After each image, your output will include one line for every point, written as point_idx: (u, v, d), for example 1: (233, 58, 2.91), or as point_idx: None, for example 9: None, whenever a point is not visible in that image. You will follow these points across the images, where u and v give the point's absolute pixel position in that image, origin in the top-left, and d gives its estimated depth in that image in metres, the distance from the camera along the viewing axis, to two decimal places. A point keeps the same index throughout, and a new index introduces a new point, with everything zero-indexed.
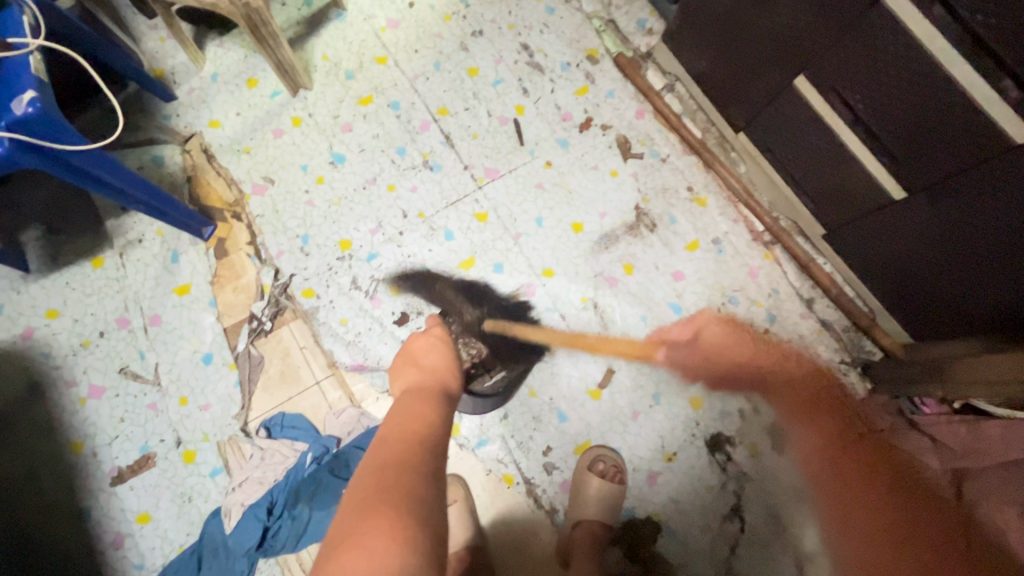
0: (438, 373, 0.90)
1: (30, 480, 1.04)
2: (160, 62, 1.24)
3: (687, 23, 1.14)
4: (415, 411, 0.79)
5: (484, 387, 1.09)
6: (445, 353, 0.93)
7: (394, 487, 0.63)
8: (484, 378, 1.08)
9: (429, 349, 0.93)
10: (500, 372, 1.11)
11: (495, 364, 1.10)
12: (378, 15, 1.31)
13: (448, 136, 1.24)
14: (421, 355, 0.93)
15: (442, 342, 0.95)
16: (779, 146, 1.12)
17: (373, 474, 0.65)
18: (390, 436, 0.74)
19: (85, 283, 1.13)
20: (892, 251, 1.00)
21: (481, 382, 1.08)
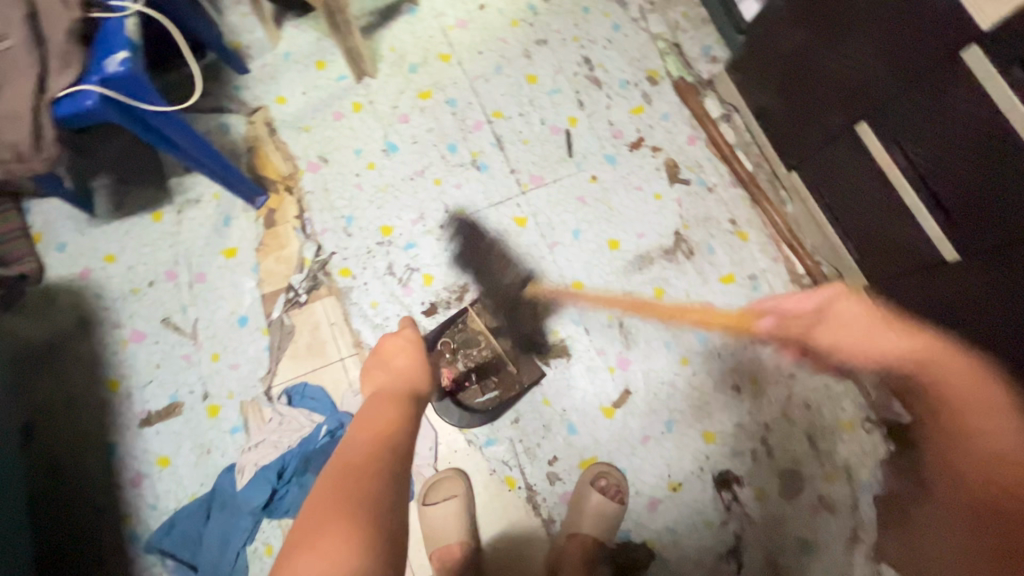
0: (410, 378, 0.84)
1: (67, 409, 1.11)
2: (239, 35, 1.31)
3: (754, 56, 1.13)
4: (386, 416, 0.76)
5: (473, 402, 1.10)
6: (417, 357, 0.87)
7: (353, 501, 0.63)
8: (474, 393, 1.10)
9: (398, 353, 0.87)
10: (494, 391, 1.11)
11: (490, 382, 1.10)
12: (448, 14, 1.34)
13: (499, 139, 1.27)
14: (391, 359, 0.87)
15: (413, 341, 0.89)
16: (831, 189, 1.10)
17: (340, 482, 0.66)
18: (352, 446, 0.71)
19: (143, 234, 1.20)
20: (945, 317, 0.93)
21: (471, 396, 1.10)
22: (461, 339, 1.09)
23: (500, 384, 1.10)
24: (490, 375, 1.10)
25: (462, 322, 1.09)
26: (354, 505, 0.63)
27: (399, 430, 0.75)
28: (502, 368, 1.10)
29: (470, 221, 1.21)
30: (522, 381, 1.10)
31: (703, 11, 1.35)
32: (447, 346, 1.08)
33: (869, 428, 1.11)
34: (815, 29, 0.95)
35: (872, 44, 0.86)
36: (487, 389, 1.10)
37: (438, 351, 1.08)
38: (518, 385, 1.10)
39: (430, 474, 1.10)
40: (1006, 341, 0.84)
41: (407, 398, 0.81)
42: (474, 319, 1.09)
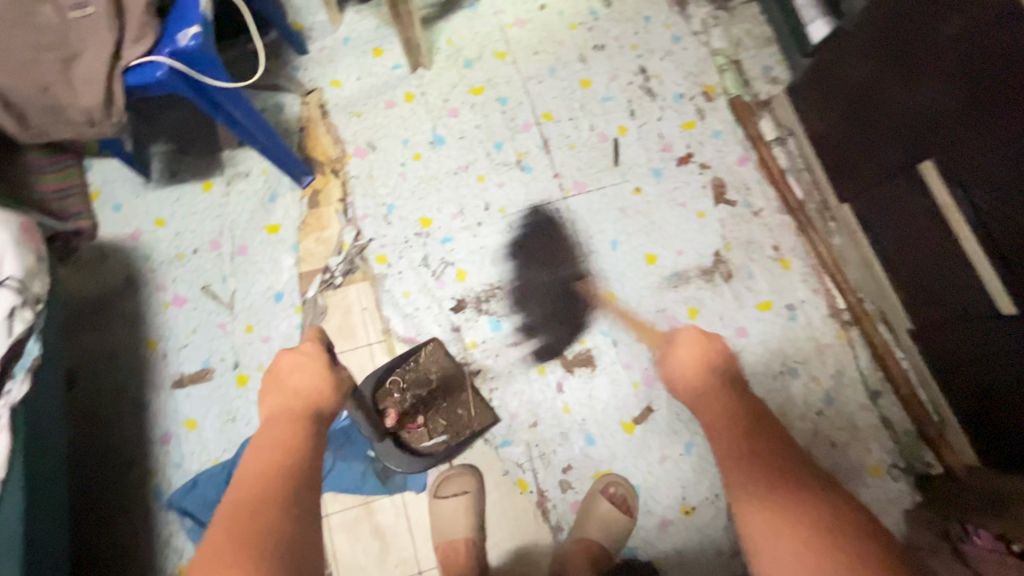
0: (311, 395, 0.75)
1: (107, 364, 1.15)
2: (302, 17, 1.33)
3: (818, 81, 1.10)
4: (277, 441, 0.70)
5: (419, 447, 1.09)
6: (324, 370, 0.76)
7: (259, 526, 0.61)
8: (421, 436, 1.09)
9: (299, 369, 0.76)
10: (442, 436, 1.10)
11: (440, 426, 1.11)
12: (508, 12, 1.34)
13: (546, 142, 1.26)
14: (285, 378, 0.76)
15: (314, 353, 0.77)
16: (884, 226, 1.07)
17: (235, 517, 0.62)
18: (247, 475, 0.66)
19: (192, 202, 1.24)
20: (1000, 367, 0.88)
21: (417, 438, 1.09)
22: (413, 378, 1.11)
23: (450, 428, 1.10)
24: (439, 418, 1.11)
25: (416, 360, 1.12)
26: (252, 539, 0.59)
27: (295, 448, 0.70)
28: (451, 412, 1.11)
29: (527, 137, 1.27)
30: (473, 427, 1.11)
31: (768, 29, 1.32)
32: (396, 383, 1.10)
33: (896, 475, 1.09)
34: (889, 58, 0.91)
35: (950, 79, 0.82)
36: (435, 432, 1.10)
37: (387, 387, 1.10)
38: (467, 430, 1.10)
39: (444, 466, 1.10)
40: None
41: (306, 415, 0.73)
42: (427, 359, 1.13)
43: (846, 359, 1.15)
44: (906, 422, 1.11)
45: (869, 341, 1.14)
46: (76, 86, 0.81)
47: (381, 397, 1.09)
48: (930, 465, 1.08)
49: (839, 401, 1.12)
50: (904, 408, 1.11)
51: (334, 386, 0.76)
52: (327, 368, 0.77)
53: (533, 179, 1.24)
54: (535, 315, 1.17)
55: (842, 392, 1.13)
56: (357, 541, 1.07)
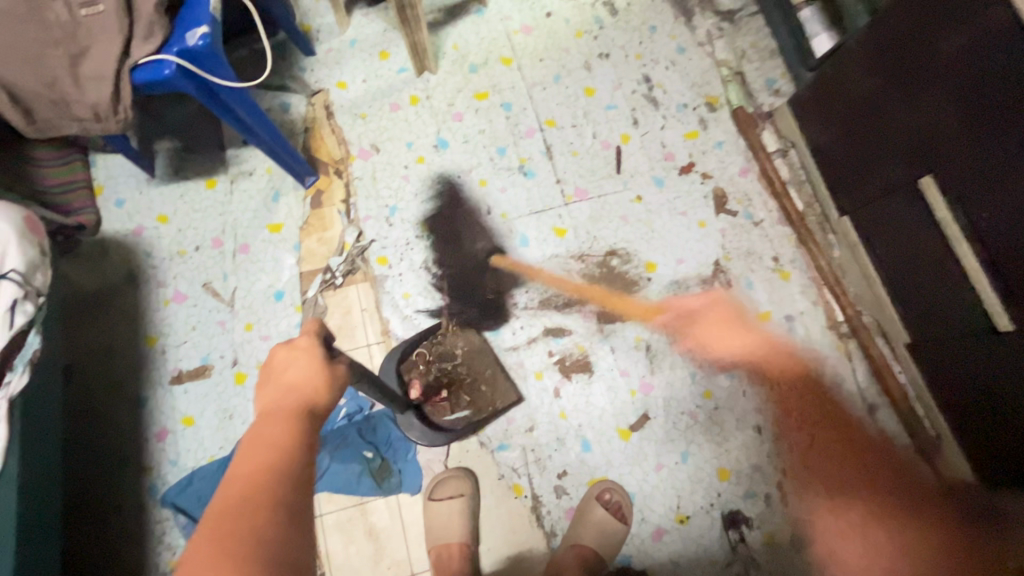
0: (309, 392, 0.68)
1: (107, 358, 1.15)
2: (309, 19, 1.34)
3: (821, 94, 1.11)
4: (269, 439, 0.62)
5: (441, 420, 1.09)
6: (325, 364, 0.70)
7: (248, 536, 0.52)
8: (444, 410, 1.10)
9: (297, 361, 0.69)
10: (465, 411, 1.10)
11: (463, 401, 1.11)
12: (514, 18, 1.35)
13: (550, 148, 1.27)
14: (281, 372, 0.69)
15: (313, 346, 0.71)
16: (882, 240, 1.07)
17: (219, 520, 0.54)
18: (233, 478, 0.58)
19: (196, 199, 1.24)
20: (1007, 386, 0.88)
21: (440, 412, 1.10)
22: (438, 352, 1.13)
23: (473, 404, 1.11)
24: (463, 393, 1.11)
25: (442, 335, 1.14)
26: (237, 546, 0.51)
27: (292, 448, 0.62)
28: (475, 388, 1.12)
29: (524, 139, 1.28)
30: (495, 404, 1.11)
31: (773, 42, 1.33)
32: (422, 355, 1.12)
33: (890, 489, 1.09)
34: (894, 73, 0.92)
35: (955, 96, 0.83)
36: (458, 408, 1.10)
37: (413, 360, 1.11)
38: (490, 406, 1.11)
39: (440, 469, 1.10)
40: None
41: (301, 413, 0.66)
42: (454, 334, 1.14)
43: (843, 371, 1.15)
44: (902, 436, 1.11)
45: (866, 354, 1.14)
46: (83, 82, 0.81)
47: (406, 369, 1.10)
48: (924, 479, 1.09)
49: (836, 414, 1.13)
50: (899, 422, 1.11)
51: (336, 383, 0.70)
52: (326, 363, 0.70)
53: (534, 184, 1.25)
54: (534, 320, 1.17)
55: (838, 405, 1.13)
56: (350, 542, 1.07)
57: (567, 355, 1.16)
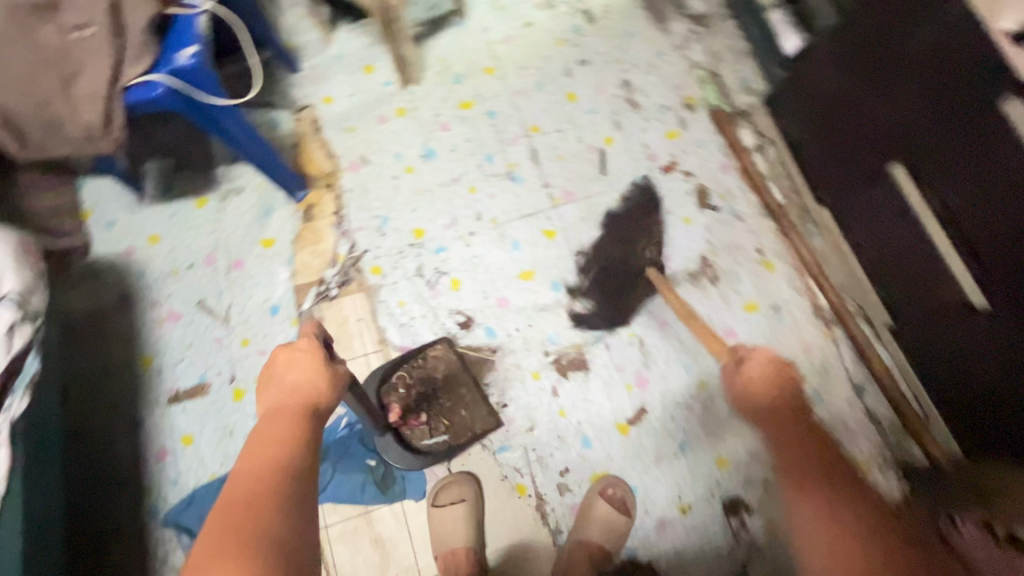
0: (309, 394, 0.73)
1: (102, 381, 1.15)
2: (294, 36, 1.36)
3: (793, 90, 1.15)
4: (275, 439, 0.71)
5: (420, 445, 1.11)
6: (320, 368, 0.73)
7: (251, 527, 0.63)
8: (422, 434, 1.11)
9: (295, 362, 0.73)
10: (442, 436, 1.11)
11: (441, 426, 1.12)
12: (495, 29, 1.39)
13: (536, 153, 1.30)
14: (285, 373, 0.73)
15: (312, 353, 0.73)
16: (860, 227, 1.11)
17: (234, 507, 0.65)
18: (248, 468, 0.69)
19: (186, 218, 1.25)
20: (988, 359, 0.92)
21: (418, 435, 1.11)
22: (419, 375, 1.14)
23: (451, 429, 1.12)
24: (442, 417, 1.12)
25: (424, 358, 1.15)
26: (243, 538, 0.62)
27: (289, 449, 0.71)
28: (453, 413, 1.12)
29: (515, 148, 1.30)
30: (473, 429, 1.12)
31: (745, 43, 1.38)
32: (402, 378, 1.14)
33: (883, 467, 1.12)
34: (860, 68, 0.96)
35: (919, 85, 0.87)
36: (436, 432, 1.11)
37: (393, 382, 1.14)
38: (468, 432, 1.12)
39: (443, 474, 1.11)
40: None
41: (302, 413, 0.73)
42: (435, 358, 1.15)
43: (831, 356, 1.19)
44: (891, 416, 1.14)
45: (852, 338, 1.18)
46: (76, 102, 0.82)
47: (385, 391, 1.13)
48: (915, 456, 1.12)
49: (826, 397, 1.16)
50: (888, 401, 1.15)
51: (334, 384, 0.74)
52: (325, 366, 0.73)
53: (522, 188, 1.28)
54: (531, 322, 1.19)
55: (828, 389, 1.17)
56: (357, 551, 1.07)
57: (563, 355, 1.18)
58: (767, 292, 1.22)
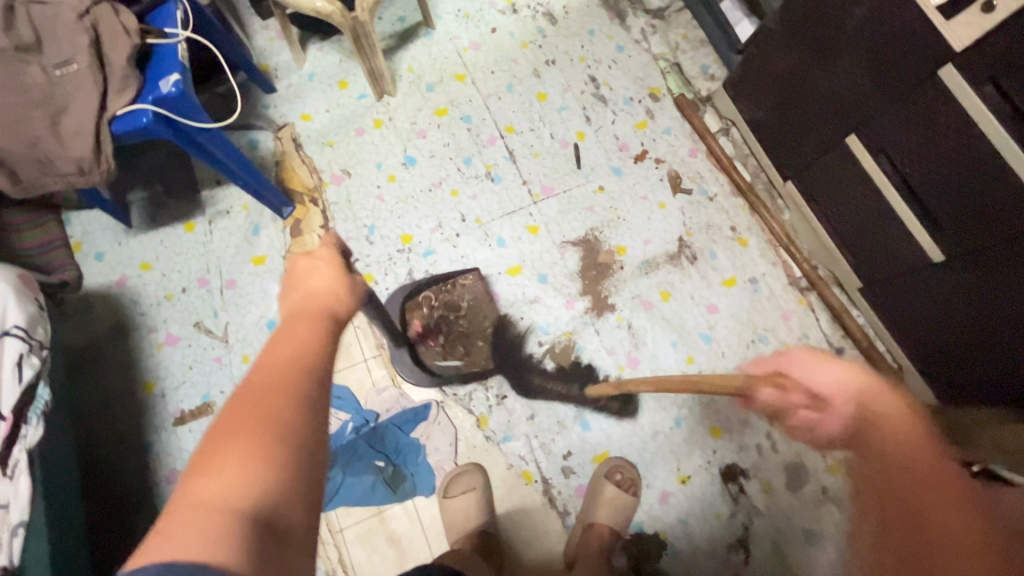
0: (331, 300, 0.66)
1: (107, 410, 1.16)
2: (266, 58, 1.40)
3: (749, 73, 1.22)
4: (300, 336, 0.58)
5: (433, 364, 1.19)
6: (346, 278, 0.70)
7: (275, 410, 0.49)
8: (437, 355, 1.20)
9: (320, 273, 0.69)
10: (456, 361, 1.20)
11: (457, 351, 1.20)
12: (462, 36, 1.43)
13: (512, 153, 1.35)
14: (304, 281, 0.68)
15: (335, 266, 0.70)
16: (823, 198, 1.18)
17: (254, 388, 0.50)
18: (262, 361, 0.54)
19: (176, 243, 1.27)
20: (950, 308, 0.99)
21: (432, 355, 1.20)
22: (444, 300, 1.22)
23: (465, 357, 1.20)
24: (458, 344, 1.20)
25: (452, 285, 1.23)
26: (267, 414, 0.48)
27: (324, 349, 0.58)
28: (470, 342, 1.21)
29: (492, 148, 1.35)
30: (486, 361, 1.20)
31: (701, 33, 1.45)
32: (428, 299, 1.22)
33: None
34: (807, 48, 1.03)
35: (861, 60, 0.94)
36: (450, 355, 1.20)
37: (419, 301, 1.22)
38: (479, 363, 1.20)
39: (451, 468, 1.14)
40: (997, 326, 0.92)
41: (324, 319, 0.63)
42: (463, 287, 1.23)
43: (809, 321, 1.25)
44: None
45: (826, 303, 1.24)
46: (65, 138, 0.85)
47: (411, 308, 1.21)
48: None
49: None
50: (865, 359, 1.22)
51: (354, 296, 0.69)
52: (346, 279, 0.70)
53: (501, 187, 1.32)
54: (522, 316, 1.24)
55: None
56: (373, 551, 1.10)
57: (556, 344, 1.22)
58: (744, 267, 1.28)
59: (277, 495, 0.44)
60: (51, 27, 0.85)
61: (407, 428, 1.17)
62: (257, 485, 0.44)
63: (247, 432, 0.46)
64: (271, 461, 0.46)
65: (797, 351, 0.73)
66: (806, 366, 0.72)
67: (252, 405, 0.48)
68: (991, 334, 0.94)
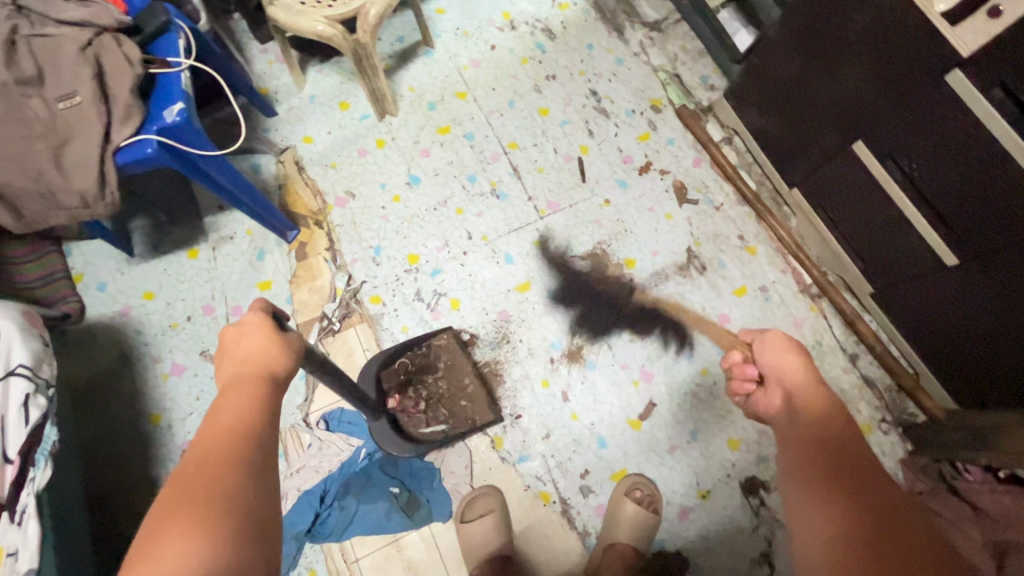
0: (264, 362, 0.60)
1: (112, 444, 1.13)
2: (266, 82, 1.39)
3: (751, 81, 1.22)
4: (234, 408, 0.55)
5: (417, 432, 1.11)
6: (280, 336, 0.62)
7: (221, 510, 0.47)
8: (421, 423, 1.12)
9: (249, 336, 0.61)
10: (440, 424, 1.12)
11: (441, 415, 1.13)
12: (462, 55, 1.43)
13: (516, 168, 1.34)
14: (234, 347, 0.61)
15: (264, 324, 0.61)
16: (829, 204, 1.18)
17: (188, 475, 0.49)
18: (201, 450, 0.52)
19: (179, 271, 1.25)
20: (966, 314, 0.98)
21: (416, 425, 1.11)
22: (421, 363, 1.16)
23: (449, 419, 1.13)
24: (441, 407, 1.13)
25: (427, 346, 1.17)
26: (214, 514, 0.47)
27: (259, 422, 0.55)
28: (453, 402, 1.14)
29: (495, 165, 1.35)
30: (474, 418, 1.13)
31: (699, 43, 1.45)
32: (404, 365, 1.15)
33: (886, 429, 1.17)
34: (810, 57, 1.03)
35: (866, 67, 0.94)
36: (435, 421, 1.12)
37: (394, 368, 1.15)
38: (467, 422, 1.12)
39: (467, 491, 1.12)
40: (1013, 327, 0.91)
41: (261, 384, 0.58)
42: (439, 346, 1.17)
43: (822, 328, 1.24)
44: (885, 378, 1.20)
45: (839, 309, 1.24)
46: (69, 171, 0.83)
47: (386, 376, 1.14)
48: (913, 414, 1.18)
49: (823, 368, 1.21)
50: (880, 365, 1.20)
51: (293, 349, 0.63)
52: (282, 336, 0.62)
53: (506, 203, 1.32)
54: (533, 333, 1.22)
55: (822, 359, 1.22)
56: None
57: (570, 360, 1.21)
58: (754, 274, 1.27)
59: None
60: (54, 58, 0.84)
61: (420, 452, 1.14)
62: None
63: (180, 527, 0.45)
64: (207, 550, 0.44)
65: (767, 337, 0.78)
66: (762, 352, 0.78)
67: (186, 497, 0.47)
68: (1008, 337, 0.93)
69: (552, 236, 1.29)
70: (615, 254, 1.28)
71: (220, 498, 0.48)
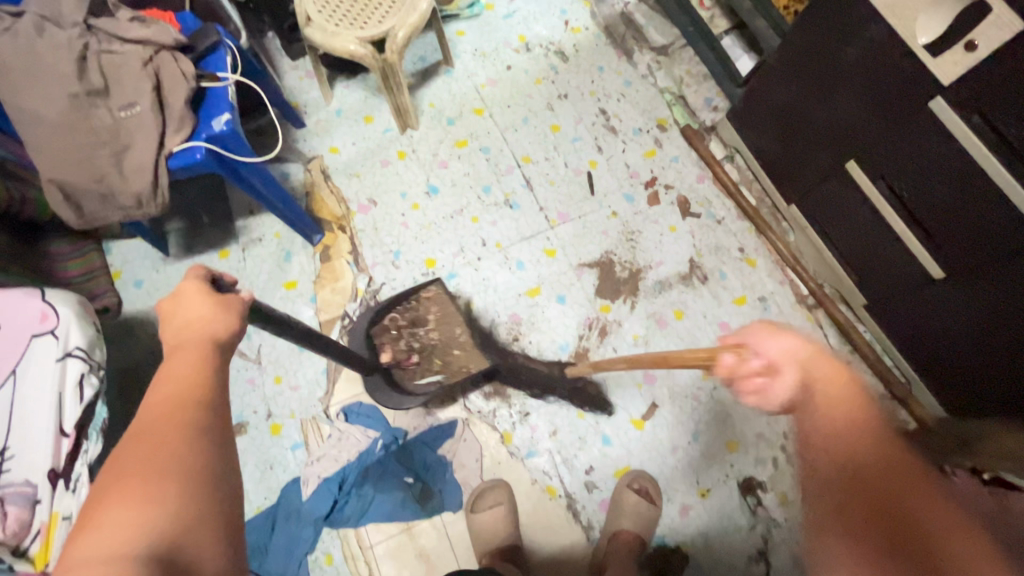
0: (205, 324, 0.59)
1: None
2: (297, 96, 1.49)
3: (751, 105, 1.30)
4: (177, 371, 0.55)
5: (411, 384, 1.15)
6: (218, 296, 0.61)
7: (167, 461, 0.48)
8: (415, 374, 1.15)
9: (186, 301, 0.59)
10: (435, 376, 1.16)
11: (435, 366, 1.16)
12: (480, 74, 1.53)
13: (528, 181, 1.42)
14: (169, 315, 0.59)
15: (201, 288, 0.61)
16: (824, 221, 1.26)
17: (134, 443, 0.49)
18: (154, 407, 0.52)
19: (210, 270, 1.33)
20: (953, 326, 1.04)
21: (411, 377, 1.15)
22: (411, 317, 1.19)
23: (444, 370, 1.16)
24: (435, 358, 1.17)
25: (416, 300, 1.20)
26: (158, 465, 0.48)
27: (206, 386, 0.55)
28: (447, 353, 1.17)
29: (509, 177, 1.43)
30: (469, 366, 1.16)
31: (703, 67, 1.54)
32: (396, 321, 1.18)
33: None
34: (806, 83, 1.11)
35: (856, 94, 1.02)
36: (429, 373, 1.16)
37: (385, 325, 1.17)
38: (462, 370, 1.16)
39: (478, 483, 1.17)
40: (994, 335, 0.97)
41: (206, 349, 0.57)
42: (428, 299, 1.21)
43: (818, 338, 1.30)
44: (877, 386, 1.26)
45: (835, 320, 1.30)
46: (127, 173, 0.92)
47: (378, 332, 1.16)
48: (905, 421, 1.23)
49: None
50: (873, 373, 1.27)
51: (237, 313, 0.61)
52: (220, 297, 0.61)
53: (518, 213, 1.39)
54: (539, 335, 1.29)
55: None
56: (403, 567, 1.12)
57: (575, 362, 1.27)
58: (754, 285, 1.34)
59: (180, 534, 0.45)
60: (118, 73, 0.93)
61: (434, 445, 1.21)
62: (147, 538, 0.44)
63: (138, 488, 0.46)
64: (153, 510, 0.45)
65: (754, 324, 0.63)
66: (762, 339, 0.61)
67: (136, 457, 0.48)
68: (991, 347, 0.99)
69: (562, 246, 1.36)
70: (621, 264, 1.35)
71: (172, 460, 0.48)
